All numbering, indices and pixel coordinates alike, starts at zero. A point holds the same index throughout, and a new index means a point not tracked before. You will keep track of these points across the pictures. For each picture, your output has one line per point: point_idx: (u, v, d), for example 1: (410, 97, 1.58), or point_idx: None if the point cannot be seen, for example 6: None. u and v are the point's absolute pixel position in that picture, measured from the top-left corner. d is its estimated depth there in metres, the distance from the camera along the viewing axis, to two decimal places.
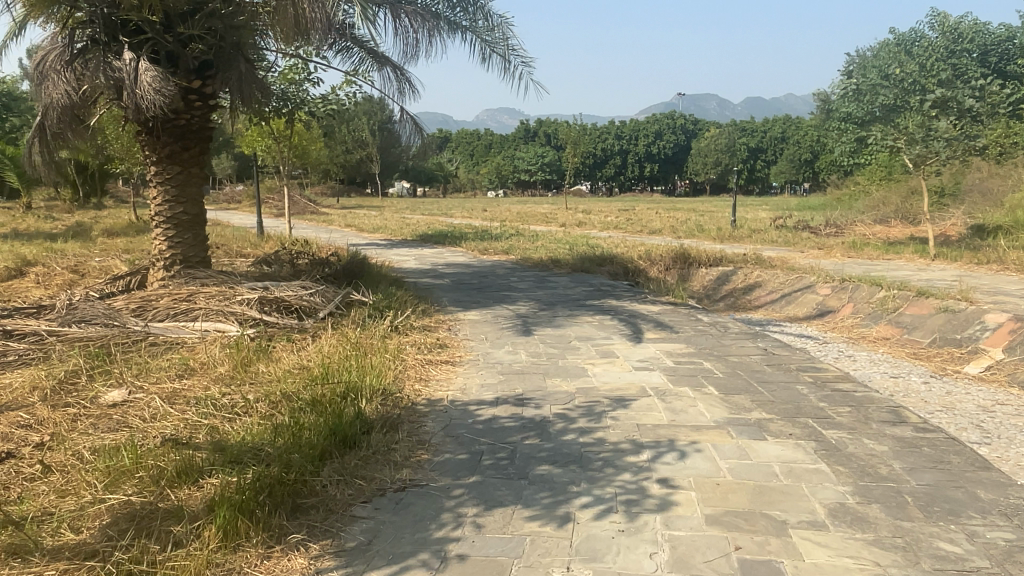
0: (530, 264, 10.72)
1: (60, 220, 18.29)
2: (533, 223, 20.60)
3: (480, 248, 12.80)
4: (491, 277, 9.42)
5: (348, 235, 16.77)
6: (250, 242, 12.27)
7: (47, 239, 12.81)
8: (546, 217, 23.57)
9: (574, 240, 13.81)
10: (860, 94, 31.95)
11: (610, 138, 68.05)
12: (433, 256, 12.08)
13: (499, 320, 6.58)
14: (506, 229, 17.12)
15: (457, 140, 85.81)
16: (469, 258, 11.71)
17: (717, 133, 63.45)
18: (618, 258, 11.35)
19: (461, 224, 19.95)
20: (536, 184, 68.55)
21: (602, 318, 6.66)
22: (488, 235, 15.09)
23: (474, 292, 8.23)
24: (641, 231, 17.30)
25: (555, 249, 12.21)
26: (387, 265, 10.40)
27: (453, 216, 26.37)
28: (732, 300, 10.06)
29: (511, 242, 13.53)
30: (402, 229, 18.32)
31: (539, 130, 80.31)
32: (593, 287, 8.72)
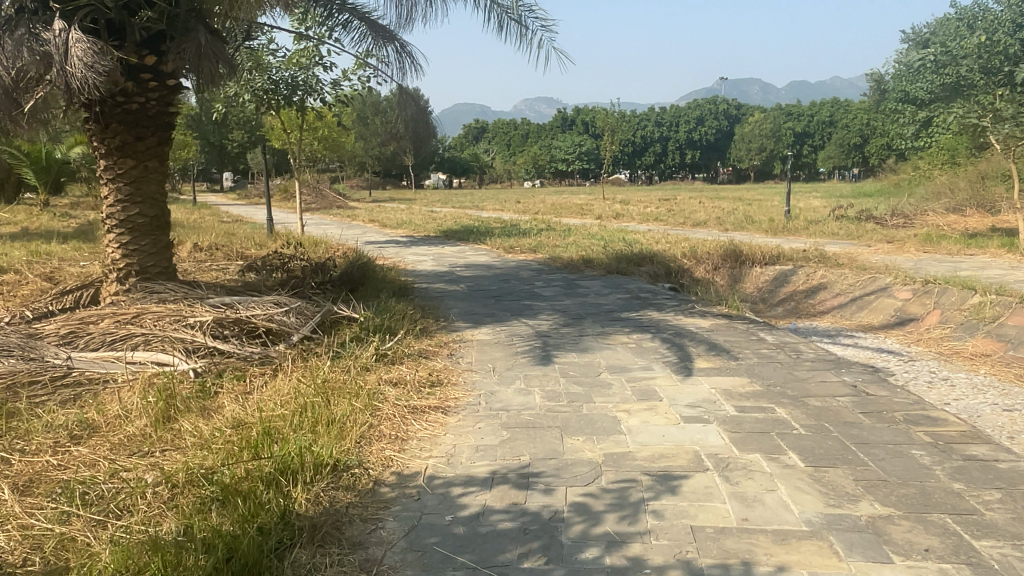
0: (559, 265, 9.53)
1: (76, 219, 17.68)
2: (568, 216, 19.37)
3: (507, 245, 11.66)
4: (513, 282, 8.28)
5: (369, 231, 15.76)
6: (257, 242, 11.32)
7: (47, 240, 12.05)
8: (583, 208, 22.31)
9: (611, 235, 12.59)
10: (919, 72, 29.87)
11: (649, 125, 66.20)
12: (454, 256, 10.97)
13: (513, 341, 5.43)
14: (537, 223, 15.96)
15: (493, 130, 84.78)
16: (492, 258, 10.59)
17: (762, 118, 61.10)
18: (658, 256, 10.09)
19: (491, 218, 18.84)
20: (574, 173, 67.08)
21: (640, 338, 5.47)
22: (516, 231, 13.93)
23: (491, 302, 7.10)
24: (683, 224, 15.96)
25: (589, 247, 11.01)
26: (398, 268, 9.33)
27: (485, 209, 25.25)
28: (792, 305, 8.74)
29: (541, 238, 12.36)
30: (428, 223, 17.27)
31: (577, 118, 78.61)
32: (630, 293, 7.51)
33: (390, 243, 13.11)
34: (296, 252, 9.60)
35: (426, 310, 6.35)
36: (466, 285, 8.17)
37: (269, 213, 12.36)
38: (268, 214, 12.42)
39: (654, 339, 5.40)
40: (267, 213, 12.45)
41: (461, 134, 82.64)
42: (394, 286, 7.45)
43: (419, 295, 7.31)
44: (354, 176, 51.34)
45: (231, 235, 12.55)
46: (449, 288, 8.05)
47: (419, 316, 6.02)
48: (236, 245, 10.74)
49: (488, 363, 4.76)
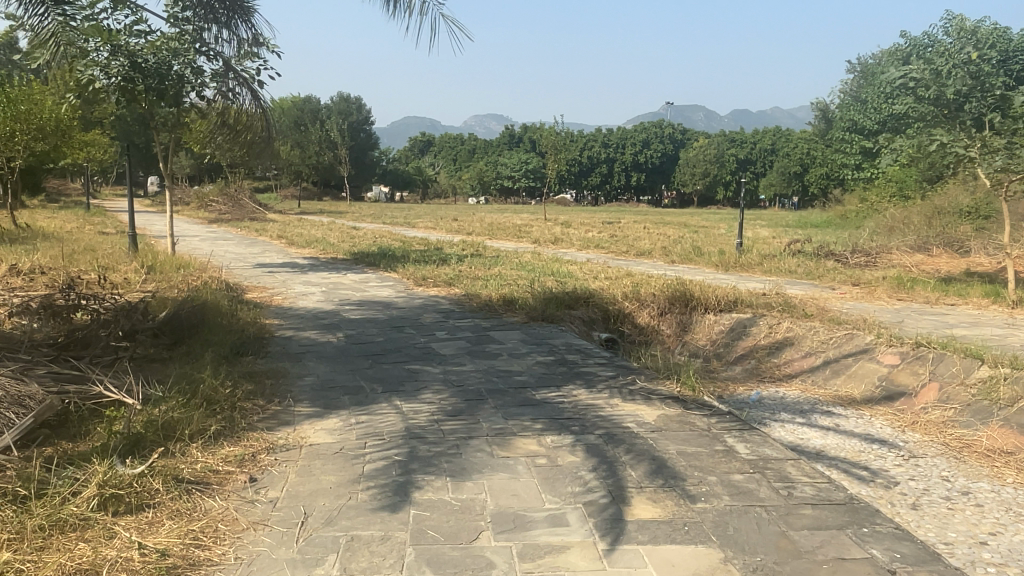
0: (472, 306, 7.73)
1: None
2: (502, 238, 17.63)
3: (417, 275, 9.82)
4: (408, 330, 6.44)
5: (271, 250, 13.72)
6: (107, 263, 9.24)
7: None
8: (521, 229, 20.63)
9: (543, 267, 10.88)
10: (868, 102, 29.36)
11: (595, 145, 65.52)
12: (351, 288, 9.04)
13: (363, 447, 3.56)
14: (464, 246, 14.18)
15: (440, 144, 83.26)
16: (395, 292, 8.72)
17: (707, 143, 60.96)
18: (594, 296, 8.40)
19: (416, 237, 16.98)
20: (519, 191, 65.75)
21: (554, 442, 3.68)
22: (436, 255, 12.12)
23: (362, 364, 5.24)
24: (627, 253, 14.38)
25: (514, 281, 9.25)
26: (268, 307, 7.38)
27: (416, 226, 23.43)
28: (752, 364, 7.12)
29: (461, 267, 10.57)
30: (342, 242, 15.28)
31: (525, 136, 77.74)
32: (551, 351, 5.74)
33: (284, 267, 11.12)
34: (138, 286, 7.58)
35: (254, 385, 4.42)
36: (342, 334, 6.29)
37: (132, 226, 10.37)
38: (131, 227, 10.44)
39: (575, 447, 3.62)
40: (130, 225, 10.47)
41: (406, 147, 80.84)
42: (232, 338, 5.51)
43: (266, 353, 5.39)
44: (288, 185, 48.88)
45: (87, 253, 10.44)
46: (319, 336, 6.15)
47: (234, 396, 4.10)
48: (77, 267, 8.66)
49: (299, 506, 2.89)
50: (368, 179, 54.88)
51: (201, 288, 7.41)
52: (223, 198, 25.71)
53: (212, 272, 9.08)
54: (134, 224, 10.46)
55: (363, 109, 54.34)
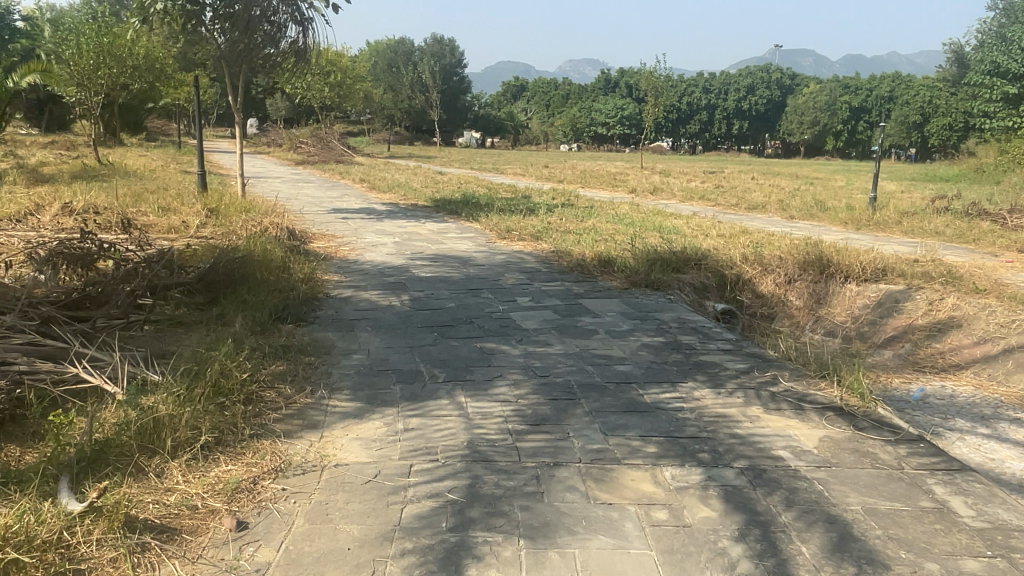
0: (562, 266, 6.60)
1: (24, 157, 15.30)
2: (596, 187, 16.29)
3: (501, 226, 8.74)
4: (485, 293, 5.39)
5: (351, 195, 12.94)
6: (173, 202, 8.66)
7: None
8: (616, 178, 19.21)
9: (643, 220, 9.58)
10: (1017, 41, 25.83)
11: (696, 91, 62.15)
12: (425, 239, 8.06)
13: (406, 473, 2.53)
14: (556, 194, 13.02)
15: (534, 89, 81.46)
16: (474, 246, 7.67)
17: (818, 89, 56.69)
18: (708, 257, 7.11)
19: (503, 184, 15.93)
20: (613, 138, 63.46)
21: (677, 482, 2.56)
22: (524, 204, 11.02)
23: (424, 339, 4.23)
24: (736, 207, 12.82)
25: (611, 237, 8.03)
26: (330, 259, 6.48)
27: (505, 172, 22.33)
28: (907, 349, 5.66)
29: (551, 218, 9.44)
30: (426, 188, 14.36)
31: (621, 80, 74.76)
32: (660, 330, 4.57)
33: (360, 214, 10.27)
34: (194, 232, 6.83)
35: (284, 369, 3.48)
36: (407, 296, 5.30)
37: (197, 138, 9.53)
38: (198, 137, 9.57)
39: (709, 493, 2.48)
40: (197, 135, 9.63)
41: (500, 92, 79.56)
42: (276, 298, 4.59)
43: (312, 320, 4.46)
44: (381, 129, 48.64)
45: (159, 192, 9.90)
46: (379, 297, 5.19)
47: (254, 383, 3.16)
48: (141, 207, 8.05)
49: None
50: (460, 123, 53.98)
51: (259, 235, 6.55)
52: (311, 140, 25.33)
53: (279, 216, 8.30)
54: (202, 136, 9.65)
55: (456, 50, 53.12)
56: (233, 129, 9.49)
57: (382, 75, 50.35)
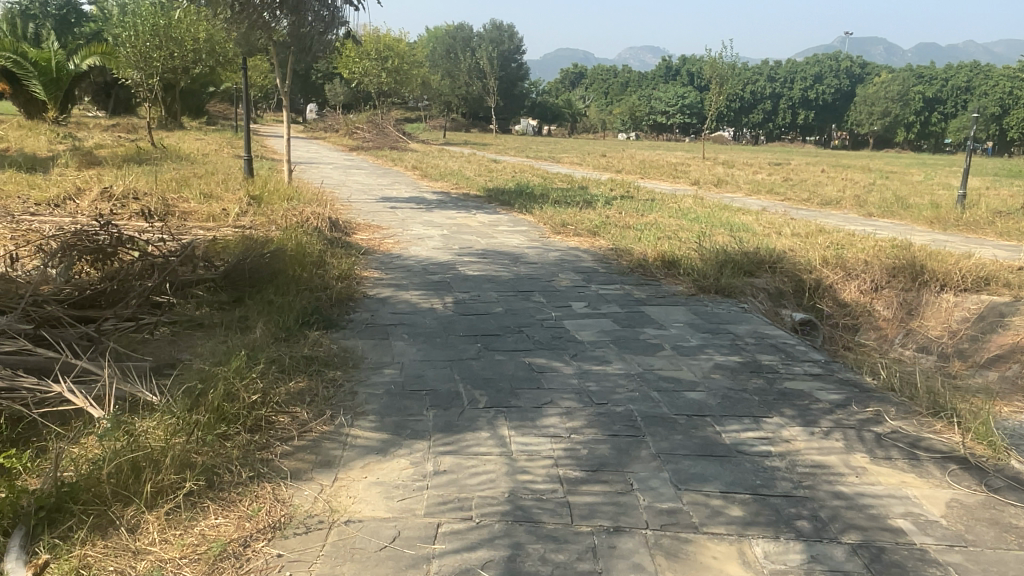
0: (621, 266, 6.04)
1: (83, 140, 15.43)
2: (655, 179, 15.56)
3: (555, 220, 8.20)
4: (536, 297, 4.89)
5: (402, 182, 12.57)
6: (218, 188, 8.41)
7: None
8: (677, 169, 18.42)
9: (709, 215, 8.93)
10: None
11: (760, 79, 60.11)
12: (474, 232, 7.59)
13: (430, 537, 2.04)
14: (614, 185, 12.42)
15: (593, 76, 80.30)
16: (526, 241, 7.16)
17: (891, 79, 54.17)
18: (784, 259, 6.46)
19: (559, 173, 15.37)
20: (673, 127, 61.96)
21: (772, 563, 2.01)
22: (581, 195, 10.47)
23: (465, 350, 3.75)
24: (808, 202, 11.97)
25: (675, 234, 7.42)
26: (372, 253, 6.06)
27: (562, 161, 21.77)
28: (1016, 370, 4.86)
29: (609, 211, 8.88)
30: (479, 176, 13.89)
31: (683, 68, 73.01)
32: (735, 348, 3.99)
33: (410, 203, 9.87)
34: (232, 221, 6.49)
35: (302, 387, 3.04)
36: (450, 296, 4.84)
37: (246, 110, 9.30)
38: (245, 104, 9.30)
39: None
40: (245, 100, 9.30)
41: (559, 80, 78.67)
42: (305, 297, 4.17)
43: (344, 325, 4.02)
44: (437, 115, 48.41)
45: (207, 177, 9.69)
46: (420, 298, 4.74)
47: (264, 407, 2.73)
48: (184, 192, 7.79)
49: None
50: (516, 110, 53.37)
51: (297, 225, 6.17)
52: (366, 126, 25.14)
53: (324, 205, 7.95)
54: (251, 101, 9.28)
55: (514, 36, 52.48)
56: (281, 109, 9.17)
57: (440, 61, 50.06)
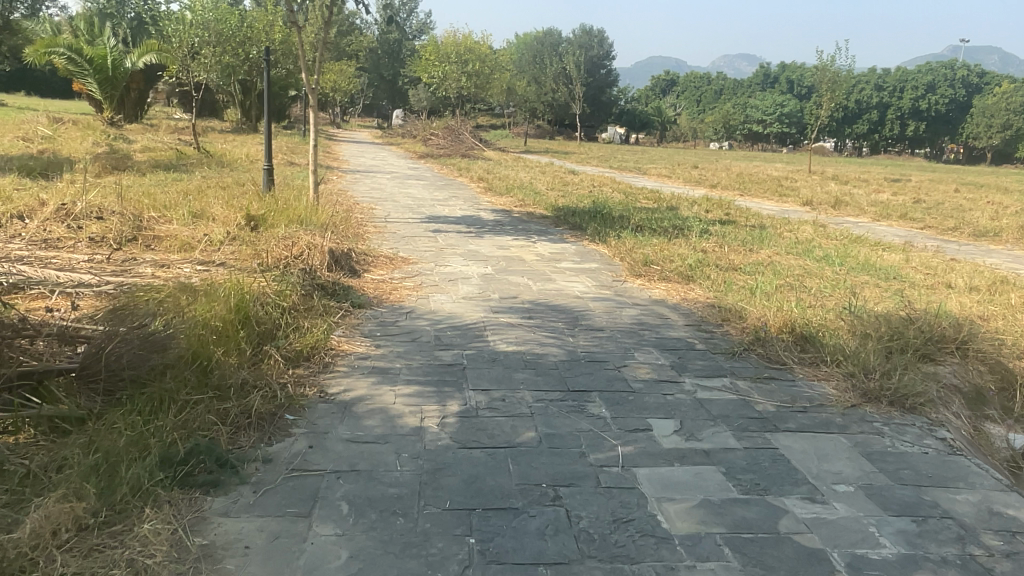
0: (732, 340, 4.11)
1: (134, 142, 14.56)
2: (757, 196, 13.36)
3: (635, 255, 6.30)
4: (598, 406, 3.04)
5: (460, 197, 10.94)
6: (226, 200, 6.99)
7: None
8: (782, 185, 16.13)
9: (839, 252, 6.86)
10: None
11: (867, 87, 55.84)
12: (527, 270, 5.80)
13: None
14: (710, 205, 10.41)
15: (685, 84, 77.43)
16: (594, 287, 5.31)
17: (1014, 89, 49.07)
18: (975, 331, 4.40)
19: (644, 188, 13.44)
20: (769, 136, 58.46)
21: None
22: (669, 218, 8.57)
23: (444, 558, 1.94)
24: (957, 232, 9.57)
25: (800, 285, 5.41)
26: (373, 308, 4.35)
27: (649, 173, 19.76)
28: None
29: (706, 242, 6.94)
30: (551, 190, 12.12)
31: (783, 75, 69.12)
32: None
33: (459, 224, 8.16)
34: (198, 256, 4.91)
35: None
36: (458, 399, 3.04)
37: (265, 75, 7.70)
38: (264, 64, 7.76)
39: None
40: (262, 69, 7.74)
41: (650, 87, 76.19)
42: (194, 419, 2.48)
43: (242, 477, 2.29)
44: (521, 121, 46.96)
45: (225, 188, 8.28)
46: (408, 404, 2.96)
47: None
48: (172, 209, 6.34)
49: None
50: (603, 118, 51.33)
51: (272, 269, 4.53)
52: (441, 131, 23.74)
53: (341, 234, 6.34)
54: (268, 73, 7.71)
55: (605, 41, 50.52)
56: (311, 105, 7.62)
57: (526, 66, 48.56)
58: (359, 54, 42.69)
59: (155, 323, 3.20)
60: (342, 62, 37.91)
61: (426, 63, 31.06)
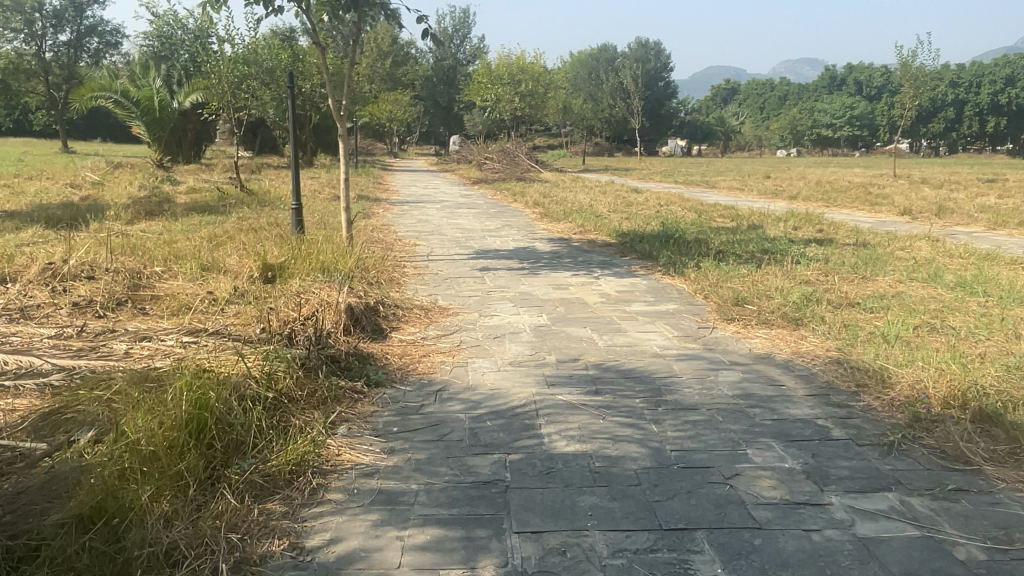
0: (881, 426, 2.96)
1: (181, 183, 14.20)
2: (844, 207, 11.98)
3: (722, 291, 5.19)
4: (710, 563, 1.98)
5: (514, 225, 10.00)
6: (247, 246, 6.22)
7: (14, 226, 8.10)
8: (868, 193, 14.66)
9: (974, 276, 5.59)
10: None
11: (942, 83, 52.82)
12: (592, 316, 4.74)
13: None
14: (795, 221, 9.16)
15: (746, 92, 75.27)
16: (676, 339, 4.21)
17: None
18: None
19: (716, 204, 12.24)
20: (838, 141, 55.86)
21: None
22: (753, 241, 7.41)
23: None
24: None
25: (945, 327, 4.21)
26: (396, 386, 3.39)
27: (717, 186, 18.49)
28: None
29: (805, 271, 5.78)
30: (613, 212, 11.06)
31: (849, 76, 66.26)
32: None
33: (512, 259, 7.21)
34: (190, 323, 4.06)
35: None
36: (496, 555, 2.02)
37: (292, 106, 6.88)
38: (291, 93, 6.94)
39: None
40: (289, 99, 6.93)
41: (709, 97, 74.33)
42: None
43: None
44: (578, 140, 45.97)
45: (254, 231, 7.53)
46: (421, 568, 1.96)
47: None
48: (181, 260, 5.57)
49: None
50: (662, 131, 49.88)
51: (268, 342, 3.62)
52: (496, 155, 22.94)
53: (372, 284, 5.44)
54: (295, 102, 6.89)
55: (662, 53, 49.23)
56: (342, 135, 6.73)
57: (581, 84, 47.65)
58: (414, 81, 42.54)
59: (74, 447, 2.30)
60: (396, 92, 37.77)
61: (478, 86, 30.49)
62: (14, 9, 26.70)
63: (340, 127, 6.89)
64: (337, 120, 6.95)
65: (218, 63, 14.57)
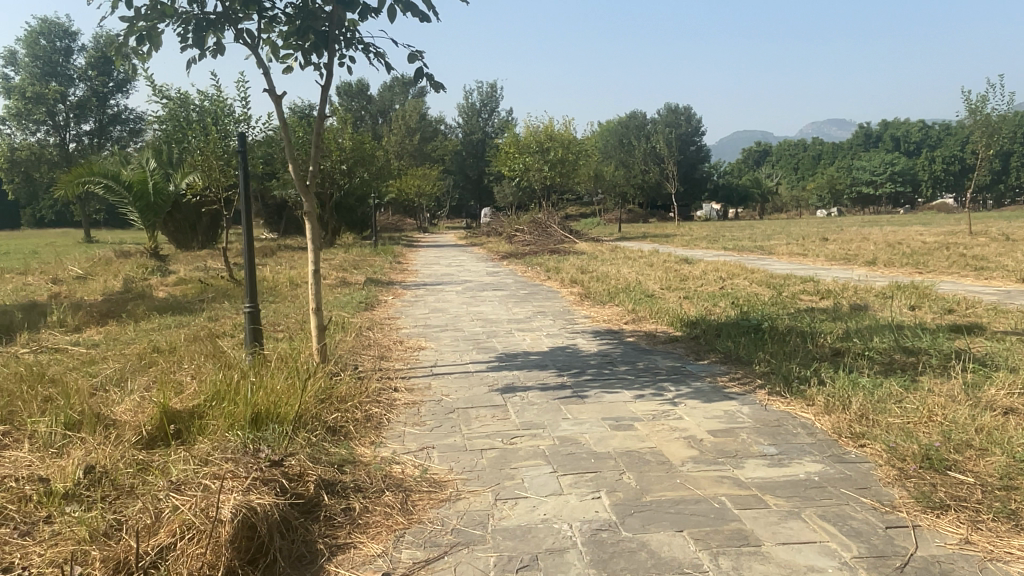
0: None
1: (172, 273, 12.71)
2: (945, 274, 9.89)
3: (893, 440, 3.19)
4: None
5: (548, 312, 8.13)
6: (166, 375, 4.41)
7: None
8: (959, 255, 12.54)
9: None
10: None
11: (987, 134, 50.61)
12: (687, 500, 2.75)
13: None
14: (906, 297, 7.13)
15: (780, 153, 73.75)
16: (865, 569, 2.21)
17: None
18: None
19: (786, 275, 10.22)
20: (881, 198, 53.57)
21: None
22: (874, 331, 5.41)
23: None
24: None
25: None
26: None
27: (774, 253, 16.47)
28: None
29: (995, 389, 3.77)
30: (667, 290, 9.13)
31: (887, 133, 64.43)
32: None
33: (548, 367, 5.28)
34: None
35: None
36: None
37: (240, 173, 5.08)
38: (242, 156, 5.19)
39: None
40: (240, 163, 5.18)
41: (743, 161, 72.89)
42: None
43: None
44: (612, 208, 44.42)
45: (206, 341, 5.75)
46: None
47: None
48: (52, 405, 3.74)
49: None
50: (698, 195, 48.21)
51: None
52: (527, 226, 21.35)
53: (332, 439, 3.50)
54: (245, 168, 5.13)
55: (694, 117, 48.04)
56: (307, 210, 4.91)
57: (612, 151, 46.52)
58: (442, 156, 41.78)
59: None
60: (423, 167, 36.88)
61: (505, 157, 29.26)
62: (36, 101, 26.37)
63: (304, 199, 5.04)
64: (302, 191, 5.12)
65: (217, 140, 13.40)
